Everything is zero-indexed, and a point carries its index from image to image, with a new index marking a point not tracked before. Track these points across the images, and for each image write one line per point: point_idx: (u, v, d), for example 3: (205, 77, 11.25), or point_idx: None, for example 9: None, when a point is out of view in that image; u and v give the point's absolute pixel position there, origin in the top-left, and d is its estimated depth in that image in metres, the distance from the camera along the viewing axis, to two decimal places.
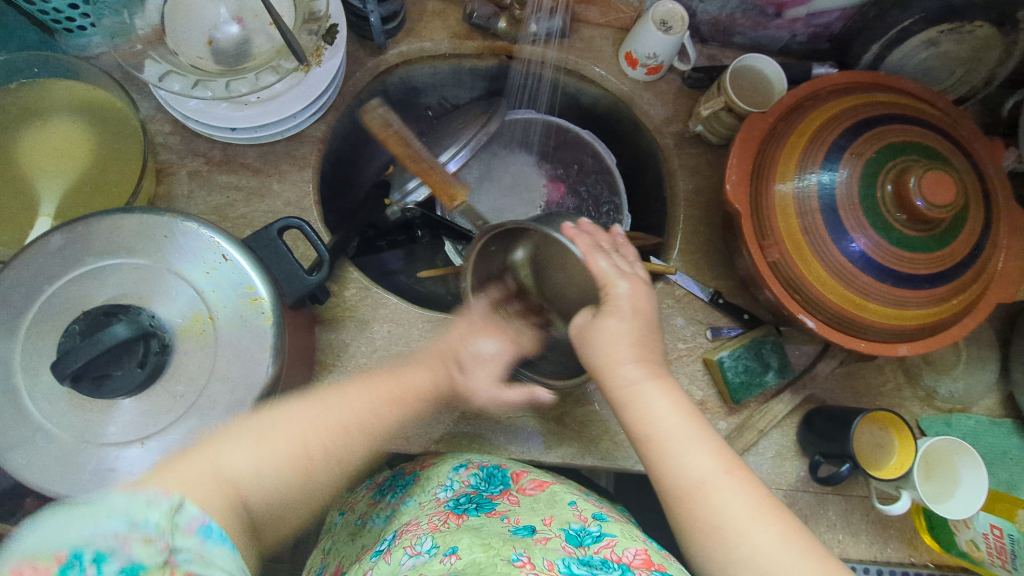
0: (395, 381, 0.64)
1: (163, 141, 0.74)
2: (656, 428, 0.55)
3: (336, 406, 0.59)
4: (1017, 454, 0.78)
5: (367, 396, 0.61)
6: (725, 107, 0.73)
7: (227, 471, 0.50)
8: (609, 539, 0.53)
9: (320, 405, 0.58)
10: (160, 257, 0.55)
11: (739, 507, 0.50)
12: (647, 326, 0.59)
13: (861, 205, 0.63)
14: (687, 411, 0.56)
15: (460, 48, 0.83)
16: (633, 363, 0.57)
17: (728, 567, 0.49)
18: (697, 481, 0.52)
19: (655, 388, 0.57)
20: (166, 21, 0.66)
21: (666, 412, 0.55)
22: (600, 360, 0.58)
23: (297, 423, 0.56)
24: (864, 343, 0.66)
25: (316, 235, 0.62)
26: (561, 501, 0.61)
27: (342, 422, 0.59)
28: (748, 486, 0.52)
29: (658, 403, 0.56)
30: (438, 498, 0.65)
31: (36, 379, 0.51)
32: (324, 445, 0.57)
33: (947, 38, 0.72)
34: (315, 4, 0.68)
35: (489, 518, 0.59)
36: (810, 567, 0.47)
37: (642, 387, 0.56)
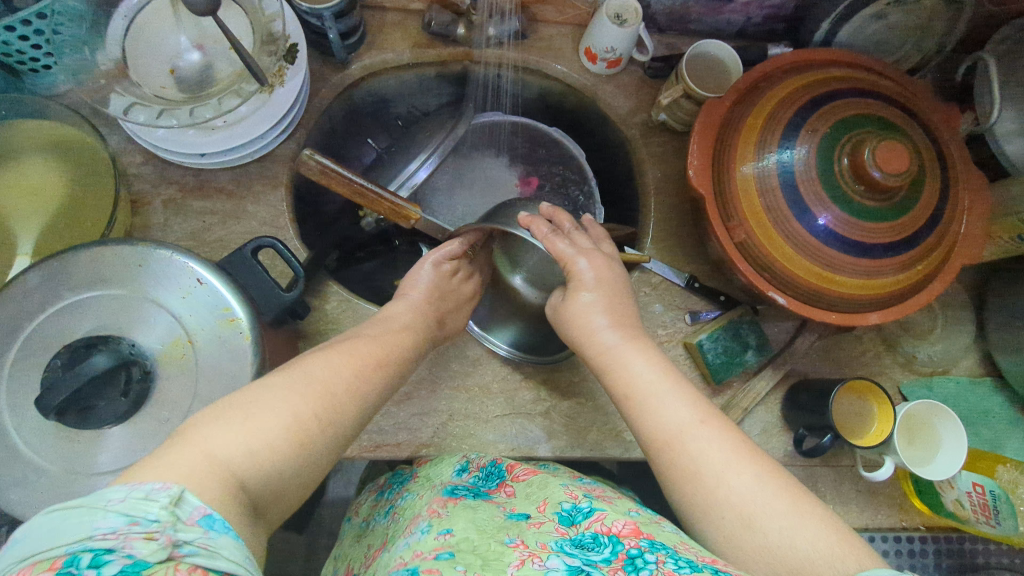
0: (378, 344, 0.59)
1: (136, 172, 0.75)
2: (634, 387, 0.59)
3: (317, 371, 0.52)
4: (998, 412, 0.79)
5: (347, 362, 0.55)
6: (685, 95, 0.75)
7: (214, 450, 0.42)
8: (599, 514, 0.54)
9: (300, 376, 0.51)
10: (136, 286, 0.56)
11: (711, 453, 0.52)
12: (614, 296, 0.64)
13: (819, 180, 0.64)
14: (663, 369, 0.59)
15: (423, 57, 0.84)
16: (608, 329, 0.62)
17: (707, 508, 0.51)
18: (671, 433, 0.55)
19: (634, 351, 0.61)
20: (127, 55, 0.68)
21: (643, 370, 0.59)
22: (578, 329, 0.64)
23: (273, 398, 0.48)
24: (835, 315, 0.68)
25: (290, 252, 0.63)
26: (554, 482, 0.63)
27: (326, 385, 0.52)
28: (723, 434, 0.54)
29: (635, 365, 0.60)
30: (437, 487, 0.65)
31: (23, 415, 0.52)
32: (316, 417, 0.49)
33: (894, 11, 0.75)
34: (271, 25, 0.69)
35: (486, 504, 0.60)
36: (784, 504, 0.49)
37: (618, 346, 0.61)
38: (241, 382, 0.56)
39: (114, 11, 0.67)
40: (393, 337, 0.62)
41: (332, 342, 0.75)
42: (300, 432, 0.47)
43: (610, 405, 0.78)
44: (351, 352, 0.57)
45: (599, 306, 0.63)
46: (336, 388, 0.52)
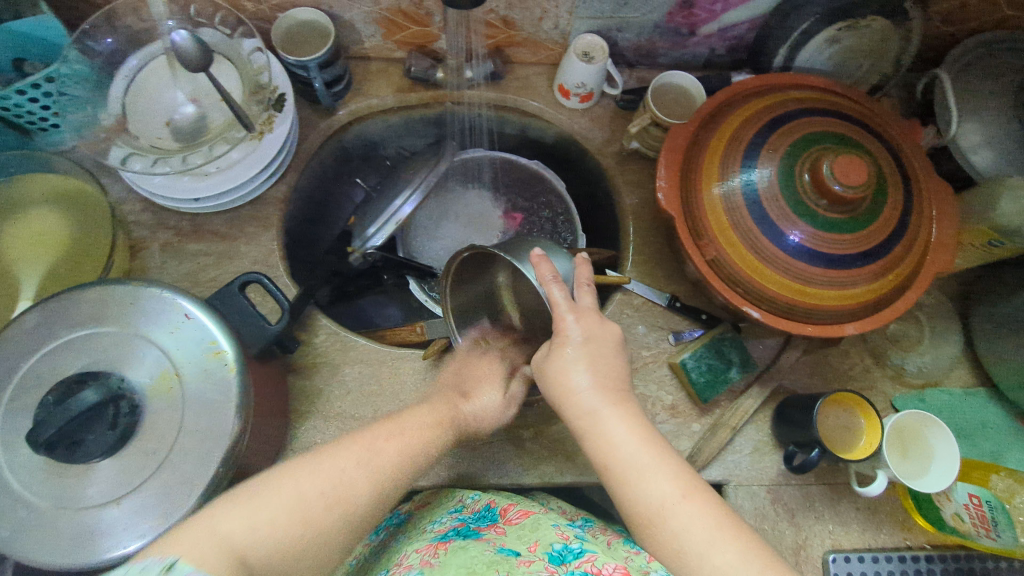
0: (401, 438, 0.61)
1: (135, 219, 0.79)
2: (615, 458, 0.53)
3: (332, 458, 0.56)
4: (995, 422, 0.78)
5: (357, 440, 0.59)
6: (653, 122, 0.78)
7: (224, 530, 0.49)
8: (589, 556, 0.56)
9: (322, 463, 0.56)
10: (127, 323, 0.59)
11: (692, 535, 0.49)
12: (592, 338, 0.58)
13: (782, 196, 0.66)
14: (645, 435, 0.54)
15: (406, 100, 0.89)
16: (589, 391, 0.56)
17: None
18: (654, 507, 0.51)
19: (615, 415, 0.55)
20: (128, 110, 0.73)
21: (623, 439, 0.53)
22: (557, 388, 0.57)
23: (295, 486, 0.54)
24: (812, 327, 0.68)
25: (275, 287, 0.65)
26: (544, 521, 0.62)
27: (333, 475, 0.55)
28: (709, 508, 0.50)
29: (616, 431, 0.54)
30: (429, 534, 0.64)
31: (16, 452, 0.54)
32: (323, 496, 0.54)
33: (847, 35, 0.79)
34: (260, 77, 0.75)
35: (476, 542, 0.59)
36: None
37: (598, 409, 0.55)
38: (225, 413, 0.57)
39: (116, 72, 0.74)
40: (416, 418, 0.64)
41: (321, 375, 0.77)
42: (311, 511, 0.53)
43: None
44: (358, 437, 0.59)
45: (574, 356, 0.57)
46: (355, 486, 0.56)
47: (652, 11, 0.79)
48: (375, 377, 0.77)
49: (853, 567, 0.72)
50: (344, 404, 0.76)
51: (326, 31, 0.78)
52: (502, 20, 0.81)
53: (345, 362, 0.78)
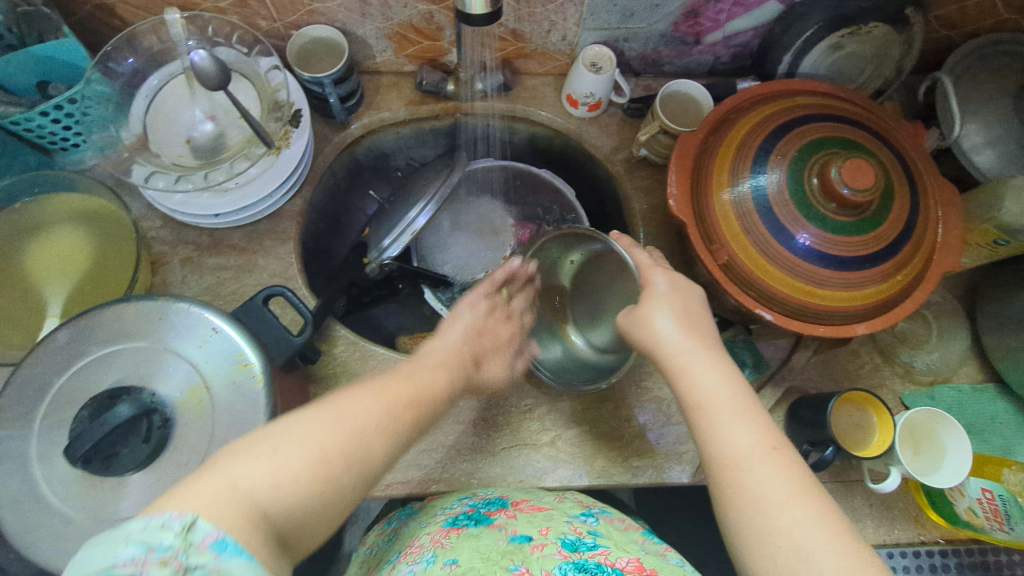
0: (411, 384, 0.58)
1: (155, 235, 0.80)
2: (706, 400, 0.56)
3: (352, 411, 0.52)
4: (1005, 417, 0.79)
5: (375, 398, 0.54)
6: (661, 131, 0.80)
7: (238, 478, 0.44)
8: (603, 548, 0.55)
9: (338, 412, 0.51)
10: (156, 338, 0.60)
11: (768, 487, 0.49)
12: (671, 292, 0.62)
13: (792, 200, 0.68)
14: (736, 385, 0.56)
15: (417, 113, 0.91)
16: (677, 335, 0.59)
17: (761, 537, 0.48)
18: (734, 454, 0.52)
19: (707, 362, 0.58)
20: (148, 129, 0.74)
21: (713, 383, 0.56)
22: (645, 336, 0.61)
23: (305, 432, 0.49)
24: (823, 327, 0.70)
25: (298, 299, 0.67)
26: (559, 516, 0.63)
27: (353, 427, 0.51)
28: (792, 465, 0.51)
29: (705, 377, 0.57)
30: (439, 519, 0.65)
31: (52, 467, 0.56)
32: (344, 457, 0.49)
33: (849, 42, 0.81)
34: (277, 94, 0.77)
35: (488, 529, 0.60)
36: (841, 547, 0.45)
37: (686, 357, 0.58)
38: (254, 424, 0.58)
39: (137, 91, 0.75)
40: (426, 375, 0.60)
41: (342, 384, 0.78)
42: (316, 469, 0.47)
43: (616, 430, 0.78)
44: (379, 386, 0.56)
45: (656, 307, 0.61)
46: (364, 433, 0.51)
47: (658, 22, 0.81)
48: None
49: None
50: None
51: (339, 47, 0.80)
52: (511, 33, 0.83)
53: (365, 371, 0.79)
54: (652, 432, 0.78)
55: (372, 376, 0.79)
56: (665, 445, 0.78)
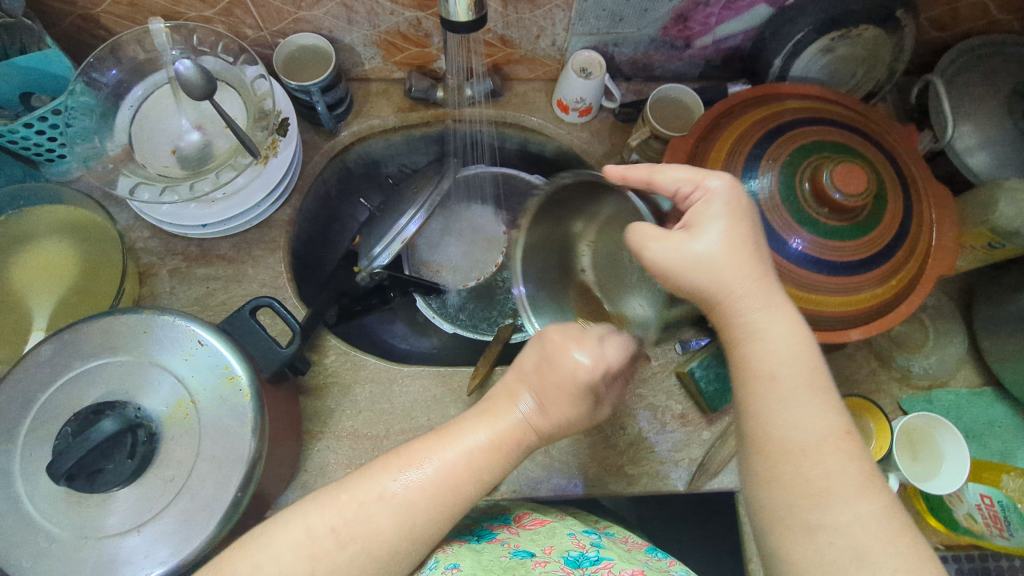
0: (444, 441, 0.57)
1: (143, 246, 0.80)
2: (777, 366, 0.53)
3: (363, 490, 0.54)
4: (1003, 421, 0.79)
5: (432, 454, 0.56)
6: (652, 135, 0.79)
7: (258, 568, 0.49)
8: (607, 562, 0.54)
9: (341, 494, 0.54)
10: (141, 351, 0.60)
11: (842, 478, 0.49)
12: (738, 227, 0.56)
13: (784, 205, 0.67)
14: (809, 352, 0.54)
15: (407, 120, 0.90)
16: (748, 284, 0.55)
17: (815, 529, 0.48)
18: (809, 443, 0.51)
19: (773, 320, 0.54)
20: (134, 140, 0.74)
21: (784, 347, 0.53)
22: (701, 277, 0.56)
23: (314, 518, 0.52)
24: (818, 333, 0.69)
25: (286, 310, 0.66)
26: (562, 529, 0.62)
27: (364, 506, 0.53)
28: (860, 455, 0.51)
29: (774, 339, 0.54)
30: (449, 534, 0.65)
31: (34, 484, 0.55)
32: (349, 534, 0.52)
33: (840, 44, 0.80)
34: (264, 103, 0.76)
35: (491, 544, 0.59)
36: (908, 546, 0.47)
37: (755, 314, 0.55)
38: (241, 438, 0.57)
39: (122, 102, 0.74)
40: (467, 429, 0.58)
41: (332, 395, 0.77)
42: (313, 553, 0.51)
43: (610, 438, 0.77)
44: (403, 452, 0.57)
45: (728, 242, 0.55)
46: (411, 501, 0.53)
47: (648, 26, 0.80)
48: (386, 395, 0.78)
49: None
50: (356, 424, 0.76)
51: (326, 55, 0.80)
52: (501, 39, 0.82)
53: (355, 381, 0.78)
54: (647, 440, 0.77)
55: (363, 386, 0.78)
56: (660, 452, 0.77)
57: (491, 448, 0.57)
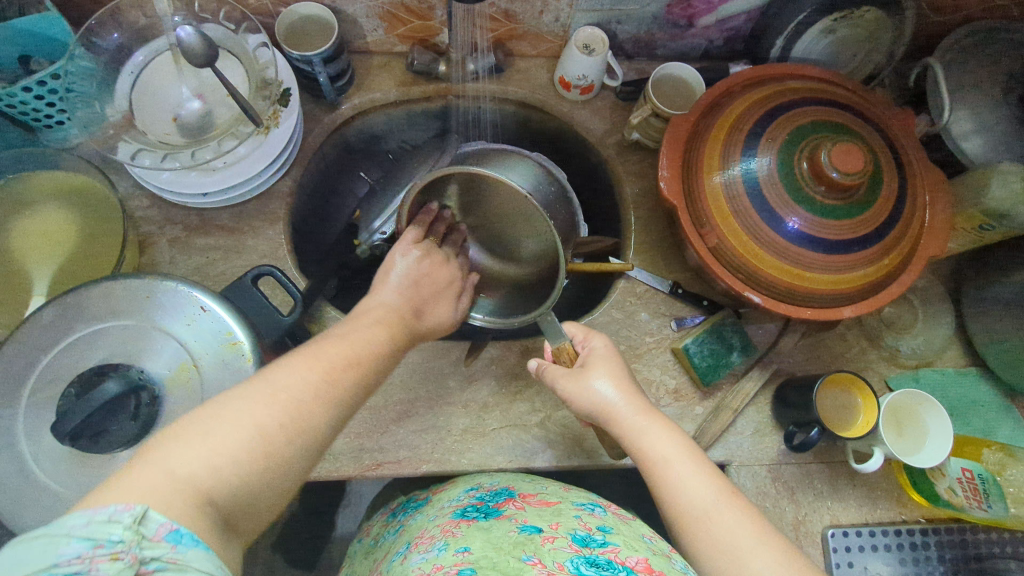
0: (345, 343, 0.55)
1: (143, 215, 0.80)
2: (636, 436, 0.60)
3: (280, 381, 0.49)
4: (985, 400, 0.81)
5: (314, 363, 0.52)
6: (653, 114, 0.80)
7: (173, 468, 0.41)
8: (613, 547, 0.54)
9: (266, 386, 0.48)
10: (144, 316, 0.60)
11: (698, 492, 0.55)
12: (611, 363, 0.65)
13: (782, 184, 0.68)
14: (645, 409, 0.62)
15: (409, 94, 0.90)
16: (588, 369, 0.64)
17: (703, 544, 0.53)
18: (703, 505, 0.54)
19: (613, 390, 0.63)
20: (135, 107, 0.73)
21: (626, 411, 0.62)
22: (585, 395, 0.64)
23: (240, 411, 0.46)
24: (811, 310, 0.70)
25: (288, 279, 0.66)
26: (567, 510, 0.63)
27: (292, 400, 0.48)
28: (713, 475, 0.57)
29: (629, 410, 0.62)
30: (448, 510, 0.65)
31: (39, 443, 0.55)
32: (284, 429, 0.47)
33: (841, 26, 0.80)
34: (265, 72, 0.76)
35: (498, 521, 0.60)
36: (768, 549, 0.51)
37: (638, 418, 0.61)
38: None
39: (123, 68, 0.74)
40: (363, 334, 0.58)
41: None
42: (266, 451, 0.45)
43: None
44: (315, 353, 0.53)
45: (602, 373, 0.64)
46: (314, 405, 0.49)
47: (651, 4, 0.81)
48: None
49: (852, 541, 0.75)
50: None
51: (328, 25, 0.79)
52: (504, 14, 0.82)
53: None
54: None
55: None
56: None
57: (382, 348, 0.58)
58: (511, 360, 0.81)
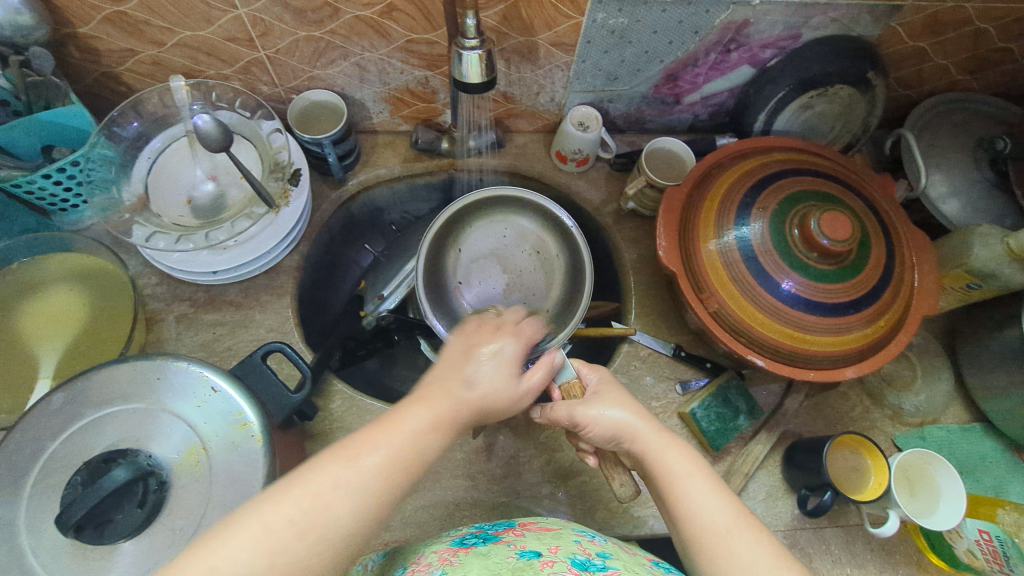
0: (410, 437, 0.50)
1: (151, 291, 0.81)
2: (656, 458, 0.60)
3: (317, 483, 0.45)
4: (994, 456, 0.81)
5: (357, 473, 0.46)
6: (648, 184, 0.84)
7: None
8: (613, 571, 0.54)
9: (305, 487, 0.44)
10: (153, 399, 0.59)
11: (717, 510, 0.54)
12: (618, 391, 0.67)
13: (775, 250, 0.71)
14: (659, 427, 0.62)
15: (413, 169, 0.95)
16: (604, 402, 0.64)
17: (726, 559, 0.51)
18: (722, 522, 0.53)
19: (631, 415, 0.63)
20: (149, 189, 0.76)
21: (643, 429, 0.62)
22: (607, 425, 0.63)
23: (266, 518, 0.43)
24: (813, 372, 0.71)
25: (297, 355, 0.67)
26: (568, 534, 0.62)
27: (318, 523, 0.43)
28: (728, 494, 0.56)
29: (645, 428, 0.62)
30: (445, 540, 0.65)
31: (39, 536, 0.53)
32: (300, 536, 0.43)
33: (818, 101, 0.86)
34: (278, 155, 0.79)
35: (496, 546, 0.59)
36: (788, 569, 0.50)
37: (658, 436, 0.61)
38: (252, 485, 0.57)
39: (140, 154, 0.77)
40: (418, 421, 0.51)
41: (338, 440, 0.77)
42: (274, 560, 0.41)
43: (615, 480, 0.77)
44: (358, 440, 0.48)
45: (616, 400, 0.64)
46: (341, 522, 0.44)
47: (640, 84, 0.86)
48: None
49: None
50: None
51: (337, 109, 0.84)
52: (503, 96, 0.88)
53: (362, 426, 0.78)
54: None
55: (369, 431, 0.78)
56: None
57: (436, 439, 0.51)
58: (518, 430, 0.80)
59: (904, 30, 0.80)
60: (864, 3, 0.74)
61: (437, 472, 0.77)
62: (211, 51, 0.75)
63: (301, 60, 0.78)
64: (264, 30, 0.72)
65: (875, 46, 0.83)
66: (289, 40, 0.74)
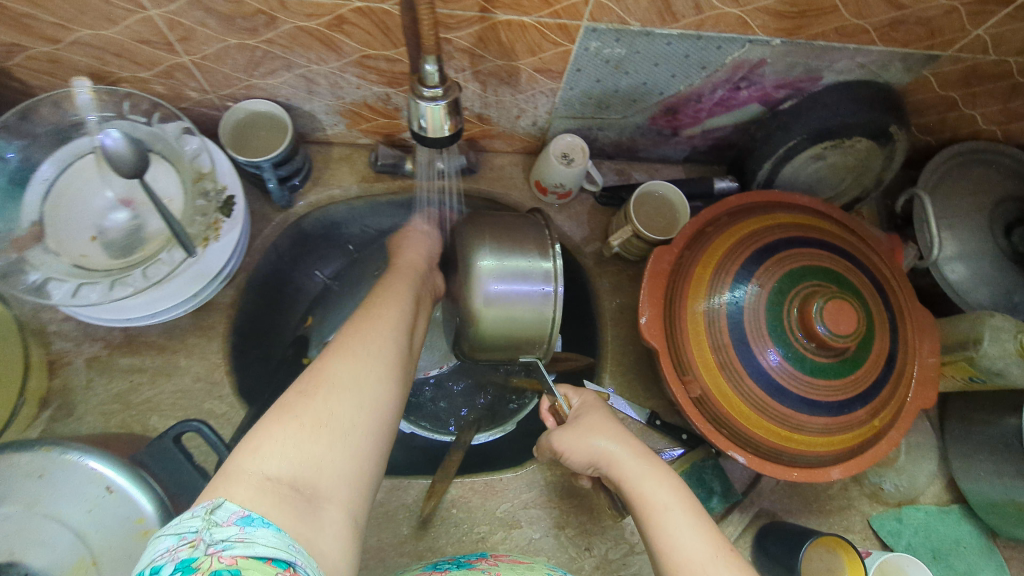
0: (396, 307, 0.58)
1: (56, 329, 0.70)
2: (630, 483, 0.53)
3: (347, 372, 0.49)
4: (969, 541, 0.78)
5: (366, 355, 0.51)
6: (634, 235, 0.75)
7: (277, 467, 0.41)
8: None
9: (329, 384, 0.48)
10: (34, 502, 0.50)
11: (693, 546, 0.48)
12: (602, 413, 0.60)
13: (770, 334, 0.63)
14: (638, 449, 0.56)
15: (372, 190, 0.83)
16: (594, 430, 0.57)
17: None
18: (700, 562, 0.47)
19: (608, 437, 0.57)
20: (46, 220, 0.63)
21: (615, 447, 0.56)
22: (586, 454, 0.57)
23: (317, 403, 0.46)
24: (798, 472, 0.64)
25: (218, 435, 0.57)
26: (541, 567, 0.62)
27: (358, 401, 0.48)
28: (712, 531, 0.50)
29: (619, 449, 0.56)
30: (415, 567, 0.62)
31: None
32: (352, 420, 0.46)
33: (831, 153, 0.76)
34: (207, 183, 0.68)
35: (471, 571, 0.58)
36: None
37: (639, 463, 0.55)
38: None
39: (28, 183, 0.64)
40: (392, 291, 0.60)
41: None
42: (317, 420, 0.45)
43: (574, 561, 0.71)
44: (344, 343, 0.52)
45: (597, 425, 0.58)
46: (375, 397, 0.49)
47: (635, 115, 0.76)
48: None
49: None
50: None
51: (282, 124, 0.72)
52: (477, 117, 0.76)
53: None
54: (616, 562, 0.72)
55: None
56: None
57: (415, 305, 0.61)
58: (471, 501, 0.73)
59: (937, 79, 0.70)
60: (899, 50, 0.64)
61: (382, 549, 0.70)
62: (121, 52, 0.61)
63: (235, 68, 0.65)
64: (184, 35, 0.59)
65: (902, 94, 0.73)
66: (218, 47, 0.61)
